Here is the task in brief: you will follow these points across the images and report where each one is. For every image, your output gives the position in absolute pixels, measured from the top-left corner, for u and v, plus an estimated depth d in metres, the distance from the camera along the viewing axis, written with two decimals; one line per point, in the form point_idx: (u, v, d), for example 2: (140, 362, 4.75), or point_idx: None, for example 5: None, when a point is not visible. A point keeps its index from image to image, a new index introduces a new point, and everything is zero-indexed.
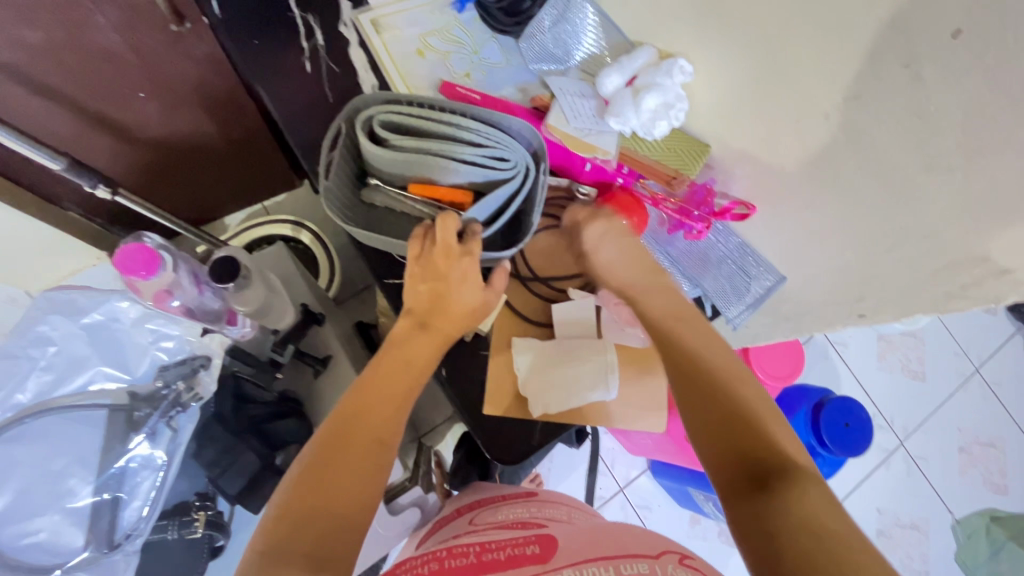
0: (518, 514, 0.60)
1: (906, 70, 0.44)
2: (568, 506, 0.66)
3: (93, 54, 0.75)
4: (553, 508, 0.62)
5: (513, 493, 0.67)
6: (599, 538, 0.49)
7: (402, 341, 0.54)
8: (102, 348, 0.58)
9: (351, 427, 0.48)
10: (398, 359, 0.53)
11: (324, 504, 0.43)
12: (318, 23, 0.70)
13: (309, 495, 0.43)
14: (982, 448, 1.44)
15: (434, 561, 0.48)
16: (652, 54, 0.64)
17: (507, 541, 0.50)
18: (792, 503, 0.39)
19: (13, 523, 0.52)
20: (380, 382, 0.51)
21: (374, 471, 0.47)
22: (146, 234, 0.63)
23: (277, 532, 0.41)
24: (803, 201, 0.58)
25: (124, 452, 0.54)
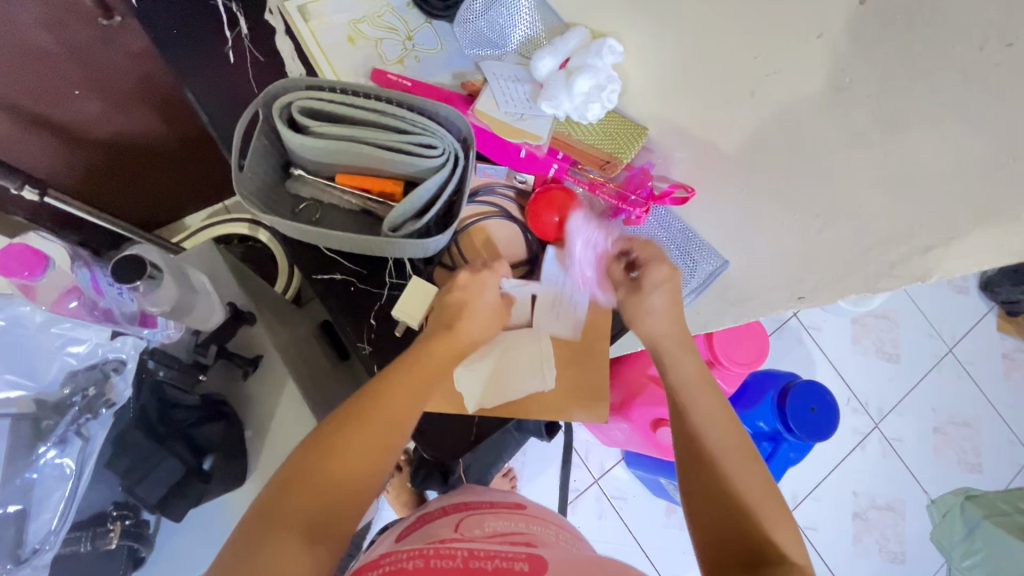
0: (506, 528, 0.57)
1: (820, 41, 0.43)
2: (557, 525, 0.64)
3: (16, 49, 0.72)
4: (540, 526, 0.60)
5: (503, 503, 0.65)
6: (588, 564, 0.47)
7: (428, 344, 0.53)
8: (3, 355, 0.49)
9: (363, 421, 0.48)
10: (427, 366, 0.51)
11: (327, 488, 0.45)
12: (242, 12, 0.67)
13: (317, 485, 0.45)
14: (957, 428, 1.45)
15: (420, 558, 0.46)
16: (584, 35, 0.61)
17: (498, 551, 0.48)
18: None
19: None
20: (393, 392, 0.49)
21: (376, 464, 0.48)
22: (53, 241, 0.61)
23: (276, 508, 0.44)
24: (741, 183, 0.56)
25: (29, 465, 0.49)
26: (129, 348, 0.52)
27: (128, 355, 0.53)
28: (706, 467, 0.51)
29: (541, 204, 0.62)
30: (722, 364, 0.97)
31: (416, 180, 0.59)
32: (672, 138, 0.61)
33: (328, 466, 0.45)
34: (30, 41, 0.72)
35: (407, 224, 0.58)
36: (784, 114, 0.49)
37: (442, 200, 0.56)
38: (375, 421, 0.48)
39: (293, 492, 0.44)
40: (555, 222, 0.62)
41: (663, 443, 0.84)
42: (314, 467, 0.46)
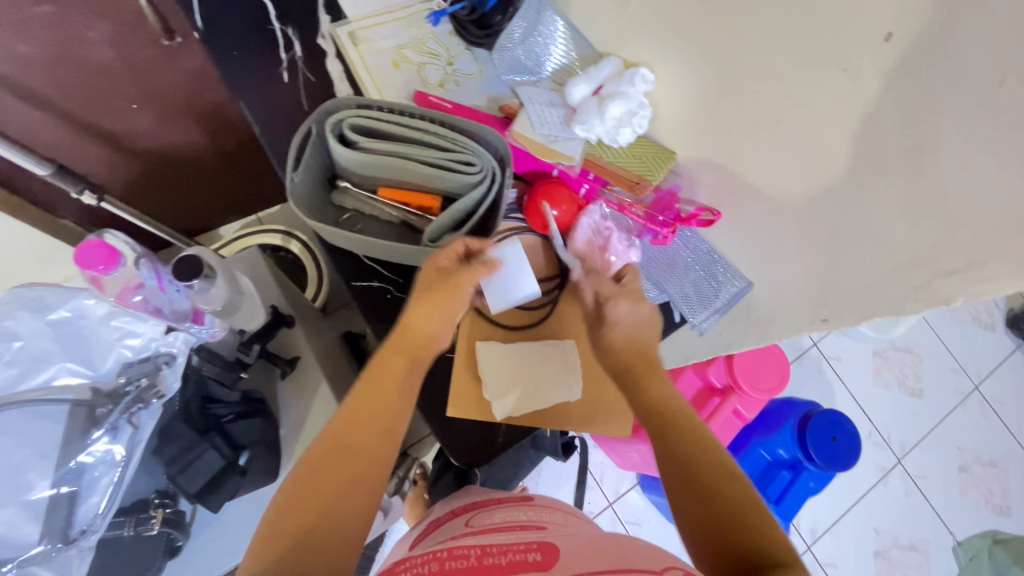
0: (514, 517, 0.59)
1: (847, 74, 0.46)
2: (562, 510, 0.66)
3: (87, 66, 0.78)
4: (548, 513, 0.62)
5: (509, 497, 0.67)
6: (598, 547, 0.48)
7: (382, 371, 0.53)
8: (68, 342, 0.55)
9: (330, 460, 0.49)
10: (381, 392, 0.52)
11: (311, 531, 0.45)
12: (297, 36, 0.72)
13: (302, 533, 0.45)
14: (984, 468, 1.41)
15: (434, 561, 0.47)
16: (617, 64, 0.65)
17: (510, 546, 0.49)
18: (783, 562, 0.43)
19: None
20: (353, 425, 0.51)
21: (358, 497, 0.48)
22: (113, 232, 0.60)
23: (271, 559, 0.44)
24: (765, 206, 0.59)
25: (83, 448, 0.53)
26: (180, 344, 0.55)
27: (178, 349, 0.56)
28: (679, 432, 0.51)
29: (537, 196, 0.64)
30: (742, 389, 0.97)
31: (453, 194, 0.63)
32: (698, 163, 0.64)
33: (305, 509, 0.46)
34: (96, 58, 0.77)
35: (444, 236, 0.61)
36: (809, 141, 0.51)
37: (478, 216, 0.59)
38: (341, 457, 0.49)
39: (279, 542, 0.45)
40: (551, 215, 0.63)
41: None
42: (292, 514, 0.46)
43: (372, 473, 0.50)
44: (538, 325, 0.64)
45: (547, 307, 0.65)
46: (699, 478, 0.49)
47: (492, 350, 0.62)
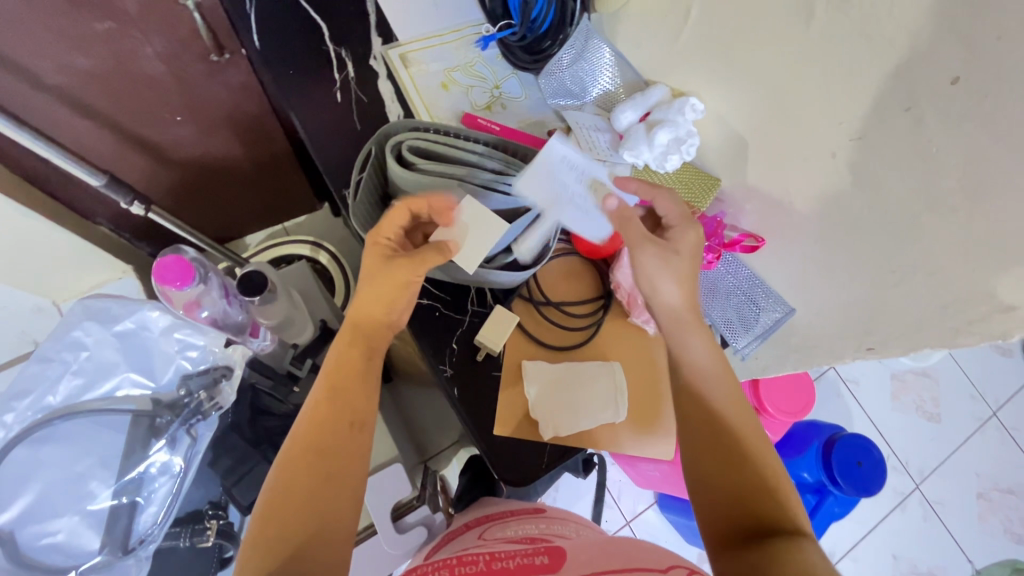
0: (530, 528, 0.59)
1: (907, 113, 0.46)
2: (576, 523, 0.67)
3: (139, 79, 0.79)
4: (562, 525, 0.62)
5: (523, 509, 0.66)
6: (607, 550, 0.49)
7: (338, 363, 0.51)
8: (131, 355, 0.61)
9: (302, 456, 0.46)
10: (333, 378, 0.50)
11: (299, 529, 0.43)
12: (350, 57, 0.75)
13: (289, 533, 0.42)
14: (1002, 495, 1.40)
15: (445, 567, 0.49)
16: (665, 92, 0.67)
17: (518, 551, 0.50)
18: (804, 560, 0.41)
19: (36, 522, 0.57)
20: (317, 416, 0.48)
21: (342, 488, 0.46)
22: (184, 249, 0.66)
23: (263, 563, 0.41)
24: (810, 234, 0.60)
25: (145, 458, 0.58)
26: (238, 357, 0.60)
27: (235, 361, 0.61)
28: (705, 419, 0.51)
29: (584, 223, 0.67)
30: (768, 410, 0.98)
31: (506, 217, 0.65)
32: (742, 190, 0.66)
33: (290, 510, 0.43)
34: (149, 72, 0.79)
35: (498, 258, 0.64)
36: (861, 175, 0.52)
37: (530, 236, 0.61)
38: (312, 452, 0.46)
39: (268, 548, 0.42)
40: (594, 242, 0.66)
41: None
42: (276, 517, 0.43)
43: (345, 459, 0.47)
44: (585, 345, 0.66)
45: (594, 330, 0.66)
46: (720, 460, 0.50)
47: (540, 369, 0.64)
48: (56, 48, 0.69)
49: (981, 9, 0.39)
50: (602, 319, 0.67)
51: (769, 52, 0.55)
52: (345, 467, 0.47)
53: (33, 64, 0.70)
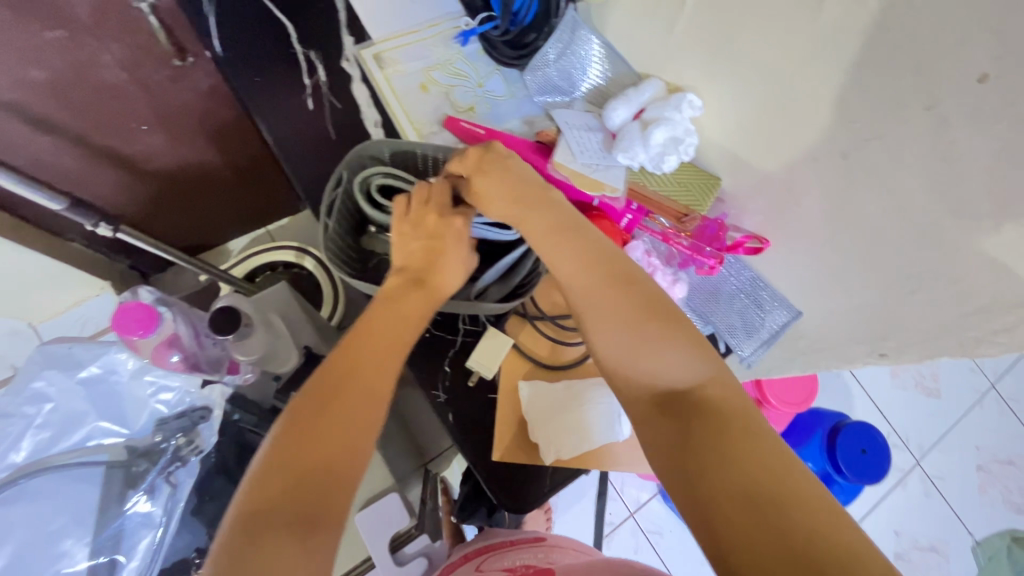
0: (527, 560, 0.59)
1: (929, 113, 0.42)
2: (577, 549, 0.65)
3: (95, 90, 0.73)
4: (563, 554, 0.62)
5: (523, 539, 0.66)
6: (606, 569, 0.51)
7: (396, 303, 0.50)
8: (101, 402, 0.66)
9: (342, 390, 0.44)
10: (395, 318, 0.49)
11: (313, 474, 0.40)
12: (320, 59, 0.70)
13: (303, 477, 0.39)
14: (1001, 467, 1.37)
15: None
16: (659, 87, 0.62)
17: None
18: (721, 463, 0.36)
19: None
20: (364, 353, 0.47)
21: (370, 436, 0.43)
22: (140, 292, 0.68)
23: (254, 506, 0.38)
24: (818, 236, 0.56)
25: (122, 511, 0.62)
26: (215, 396, 0.67)
27: (214, 401, 0.67)
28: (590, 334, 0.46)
29: None
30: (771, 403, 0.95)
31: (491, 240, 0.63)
32: (745, 190, 0.62)
33: (312, 446, 0.40)
34: (106, 84, 0.73)
35: (490, 289, 0.62)
36: (875, 178, 0.48)
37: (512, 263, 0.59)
38: (356, 392, 0.44)
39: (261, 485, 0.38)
40: None
41: None
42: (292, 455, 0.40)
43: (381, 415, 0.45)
44: (583, 363, 0.63)
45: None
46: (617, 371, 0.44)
47: (538, 391, 0.61)
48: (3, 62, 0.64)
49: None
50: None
51: (776, 44, 0.51)
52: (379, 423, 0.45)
53: None
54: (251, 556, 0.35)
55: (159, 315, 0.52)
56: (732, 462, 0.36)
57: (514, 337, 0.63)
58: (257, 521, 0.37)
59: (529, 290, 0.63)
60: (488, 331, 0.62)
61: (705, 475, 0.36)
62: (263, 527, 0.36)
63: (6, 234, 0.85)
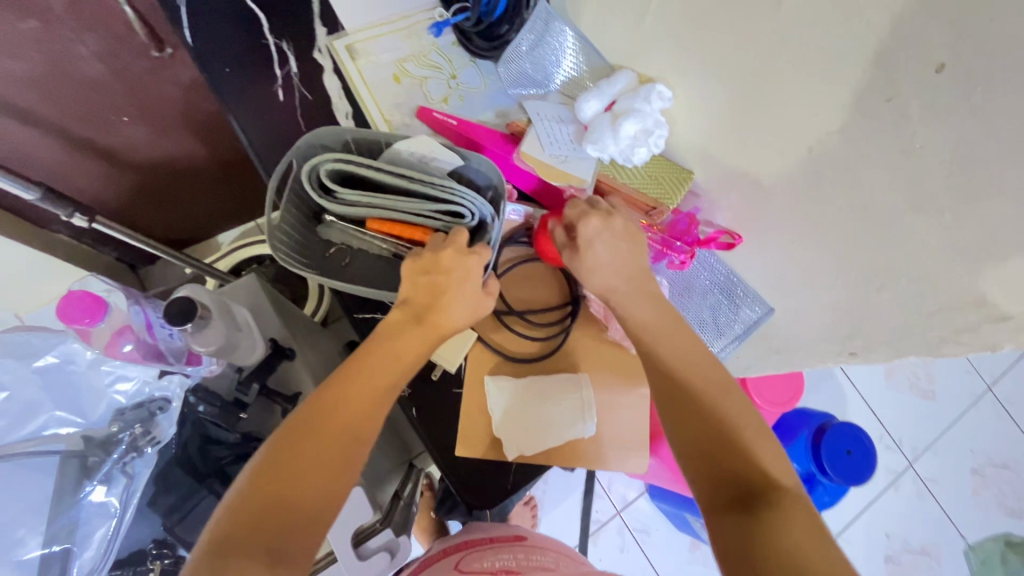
0: (505, 561, 0.63)
1: (890, 105, 0.41)
2: (558, 551, 0.69)
3: (72, 81, 0.73)
4: (541, 557, 0.65)
5: (502, 536, 0.68)
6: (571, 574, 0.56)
7: (398, 343, 0.49)
8: (57, 391, 0.61)
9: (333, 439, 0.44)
10: (392, 360, 0.48)
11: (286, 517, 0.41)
12: (292, 51, 0.69)
13: (276, 519, 0.41)
14: (995, 470, 1.35)
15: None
16: (631, 78, 0.61)
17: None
18: (778, 537, 0.39)
19: None
20: (353, 392, 0.46)
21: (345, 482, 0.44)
22: (92, 281, 0.68)
23: (222, 538, 0.39)
24: (790, 233, 0.55)
25: (77, 501, 0.58)
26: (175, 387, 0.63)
27: (173, 393, 0.63)
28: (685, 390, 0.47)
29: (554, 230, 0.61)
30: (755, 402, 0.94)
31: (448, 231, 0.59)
32: (717, 185, 0.61)
33: (287, 484, 0.42)
34: (82, 75, 0.73)
35: None
36: (841, 173, 0.47)
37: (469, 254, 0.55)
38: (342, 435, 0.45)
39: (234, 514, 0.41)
40: None
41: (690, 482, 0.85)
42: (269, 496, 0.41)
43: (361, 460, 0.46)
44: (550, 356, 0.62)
45: (562, 341, 0.62)
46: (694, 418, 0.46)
47: (504, 386, 0.60)
48: None
49: None
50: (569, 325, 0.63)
51: (742, 33, 0.49)
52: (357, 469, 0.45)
53: None
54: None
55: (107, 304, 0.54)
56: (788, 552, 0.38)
57: (483, 333, 0.62)
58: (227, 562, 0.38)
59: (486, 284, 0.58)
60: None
61: (775, 543, 0.39)
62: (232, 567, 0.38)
63: None
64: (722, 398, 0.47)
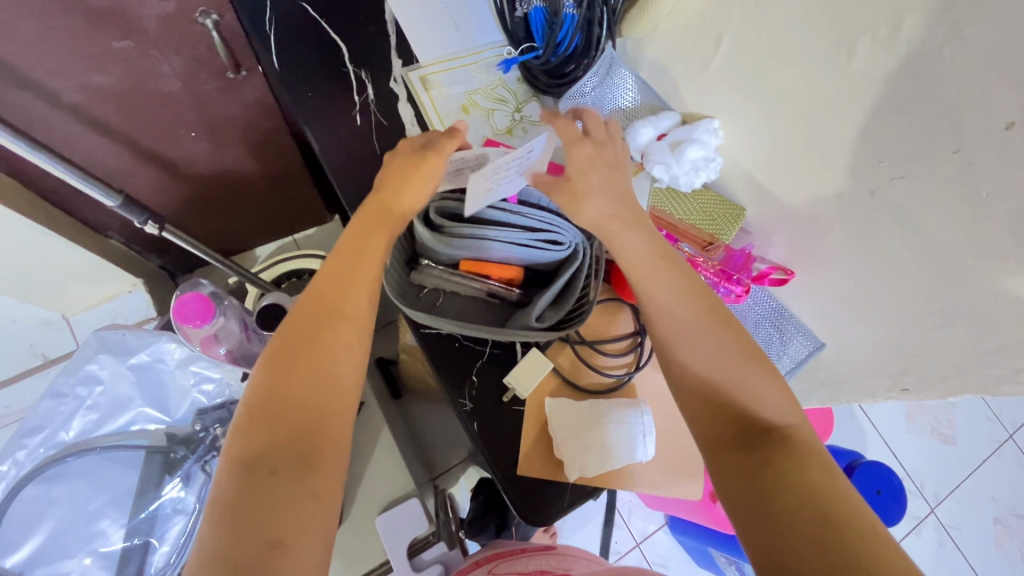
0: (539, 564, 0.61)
1: (956, 155, 0.44)
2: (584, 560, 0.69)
3: (154, 96, 0.77)
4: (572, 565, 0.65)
5: (531, 548, 0.67)
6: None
7: (363, 231, 0.52)
8: (145, 390, 0.74)
9: (317, 322, 0.47)
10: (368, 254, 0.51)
11: (308, 400, 0.45)
12: (370, 80, 0.74)
13: (300, 412, 0.44)
14: (1019, 520, 1.33)
15: None
16: (677, 118, 0.67)
17: None
18: (787, 480, 0.40)
19: (54, 553, 0.65)
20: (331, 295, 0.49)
21: (343, 361, 0.47)
22: (198, 281, 0.77)
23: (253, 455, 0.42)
24: (844, 270, 0.58)
25: (158, 496, 0.66)
26: None
27: None
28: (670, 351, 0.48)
29: None
30: None
31: (540, 268, 0.65)
32: (769, 223, 0.65)
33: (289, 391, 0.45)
34: (163, 91, 0.77)
35: (544, 314, 0.62)
36: (902, 215, 0.50)
37: (563, 281, 0.59)
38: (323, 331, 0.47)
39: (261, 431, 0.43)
40: None
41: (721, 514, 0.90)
42: (272, 393, 0.44)
43: (357, 345, 0.49)
44: (617, 390, 0.64)
45: (631, 376, 0.64)
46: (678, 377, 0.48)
47: (566, 406, 0.62)
48: (76, 66, 0.67)
49: None
50: (641, 361, 0.65)
51: (808, 84, 0.53)
52: (358, 353, 0.49)
53: (51, 82, 0.68)
54: (253, 493, 0.41)
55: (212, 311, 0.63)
56: (792, 492, 0.40)
57: (553, 359, 0.64)
58: (255, 462, 0.42)
59: (578, 322, 0.60)
60: (529, 353, 0.63)
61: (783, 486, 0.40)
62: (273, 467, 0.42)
63: (52, 228, 0.89)
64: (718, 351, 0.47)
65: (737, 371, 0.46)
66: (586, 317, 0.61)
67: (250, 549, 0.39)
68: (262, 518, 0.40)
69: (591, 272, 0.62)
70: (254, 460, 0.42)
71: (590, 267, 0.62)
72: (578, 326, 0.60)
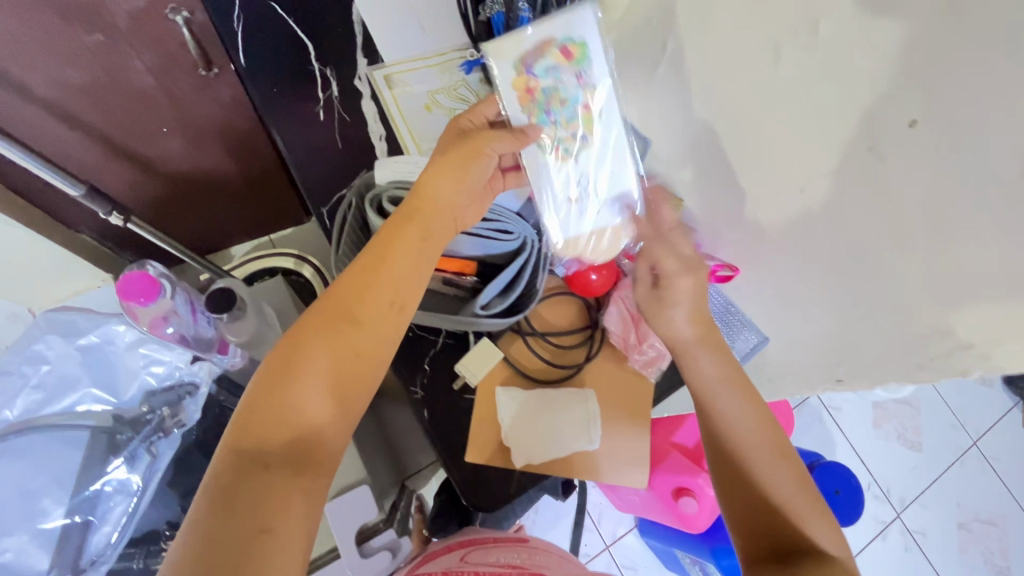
0: (510, 556, 0.63)
1: (871, 152, 0.47)
2: (558, 555, 0.71)
3: (127, 93, 0.79)
4: (542, 556, 0.67)
5: (507, 537, 0.70)
6: None
7: (395, 240, 0.53)
8: (93, 369, 0.74)
9: (336, 333, 0.48)
10: (398, 268, 0.52)
11: (311, 407, 0.46)
12: (335, 76, 0.76)
13: (300, 419, 0.46)
14: (982, 525, 1.36)
15: None
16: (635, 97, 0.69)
17: None
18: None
19: None
20: (354, 306, 0.50)
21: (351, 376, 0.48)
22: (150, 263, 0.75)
23: (245, 452, 0.43)
24: (784, 266, 0.61)
25: (102, 476, 0.67)
26: (203, 373, 0.73)
27: (200, 379, 0.73)
28: (731, 466, 0.53)
29: (578, 263, 0.66)
30: None
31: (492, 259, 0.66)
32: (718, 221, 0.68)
33: (294, 396, 0.46)
34: (136, 88, 0.78)
35: (493, 303, 0.64)
36: (831, 212, 0.53)
37: (508, 272, 0.62)
38: (340, 345, 0.48)
39: (256, 430, 0.44)
40: (590, 279, 0.67)
41: (684, 513, 0.89)
42: (278, 394, 0.46)
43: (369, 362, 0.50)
44: (569, 379, 0.66)
45: (582, 366, 0.66)
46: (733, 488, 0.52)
47: (513, 395, 0.64)
48: (44, 59, 0.68)
49: (943, 60, 0.40)
50: (592, 352, 0.67)
51: None
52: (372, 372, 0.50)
53: (22, 76, 0.70)
54: (245, 490, 0.42)
55: (159, 286, 0.64)
56: None
57: (505, 350, 0.66)
58: (246, 460, 0.43)
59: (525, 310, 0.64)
60: (480, 342, 0.65)
61: None
62: (263, 468, 0.43)
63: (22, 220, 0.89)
64: (771, 474, 0.52)
65: (789, 496, 0.51)
66: (530, 307, 0.65)
67: (231, 547, 0.39)
68: (243, 520, 0.40)
69: (538, 264, 0.65)
70: (245, 458, 0.43)
71: (538, 258, 0.65)
72: (522, 316, 0.63)
